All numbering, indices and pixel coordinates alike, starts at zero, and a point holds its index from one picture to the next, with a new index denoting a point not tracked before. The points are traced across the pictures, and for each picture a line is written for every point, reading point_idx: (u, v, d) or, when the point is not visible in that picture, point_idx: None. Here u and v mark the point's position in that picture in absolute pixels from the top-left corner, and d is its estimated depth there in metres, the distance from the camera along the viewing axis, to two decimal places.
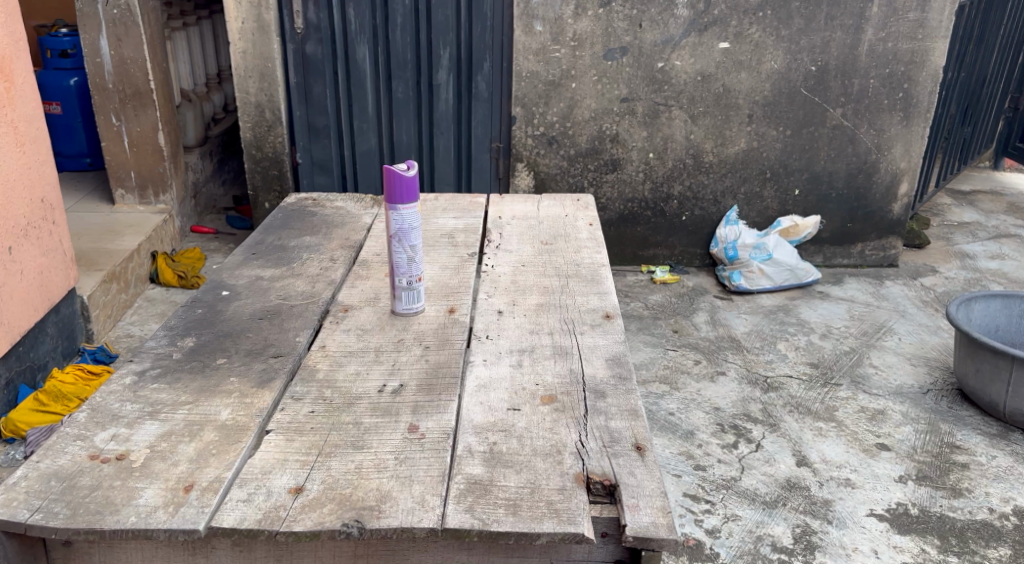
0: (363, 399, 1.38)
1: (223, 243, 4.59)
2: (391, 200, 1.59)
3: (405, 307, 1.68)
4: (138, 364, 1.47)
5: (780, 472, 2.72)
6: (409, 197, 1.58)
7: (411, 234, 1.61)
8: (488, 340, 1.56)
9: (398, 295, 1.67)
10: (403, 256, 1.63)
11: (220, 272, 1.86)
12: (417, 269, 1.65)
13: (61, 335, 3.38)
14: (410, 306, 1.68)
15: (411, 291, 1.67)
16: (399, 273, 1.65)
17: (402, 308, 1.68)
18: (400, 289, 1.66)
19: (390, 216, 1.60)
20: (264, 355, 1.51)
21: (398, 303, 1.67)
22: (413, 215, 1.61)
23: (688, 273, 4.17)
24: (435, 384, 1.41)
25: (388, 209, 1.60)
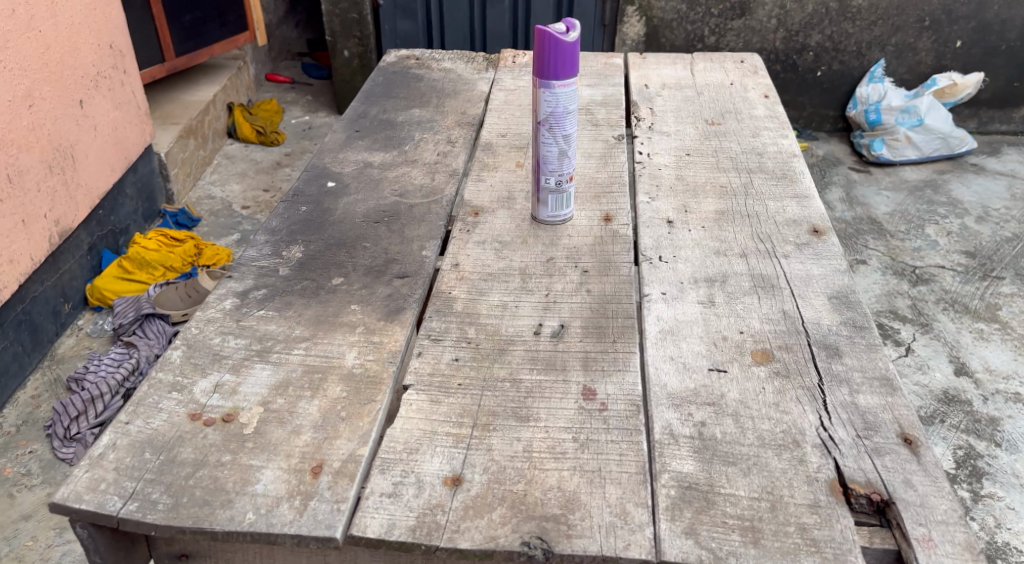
0: (517, 345, 1.10)
1: (301, 94, 4.27)
2: (543, 75, 1.23)
3: (547, 213, 1.35)
4: (237, 283, 1.20)
5: (933, 378, 2.38)
6: (568, 70, 1.22)
7: (566, 120, 1.26)
8: (663, 264, 1.26)
9: (539, 195, 1.34)
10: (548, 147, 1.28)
11: (321, 157, 1.55)
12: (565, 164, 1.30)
13: (141, 196, 3.18)
14: (553, 212, 1.35)
15: (557, 194, 1.33)
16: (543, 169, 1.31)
17: (544, 214, 1.35)
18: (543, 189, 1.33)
19: (541, 95, 1.24)
20: (387, 275, 1.23)
21: (540, 207, 1.35)
22: (570, 95, 1.25)
23: (818, 138, 3.68)
24: (607, 327, 1.12)
25: (538, 86, 1.24)
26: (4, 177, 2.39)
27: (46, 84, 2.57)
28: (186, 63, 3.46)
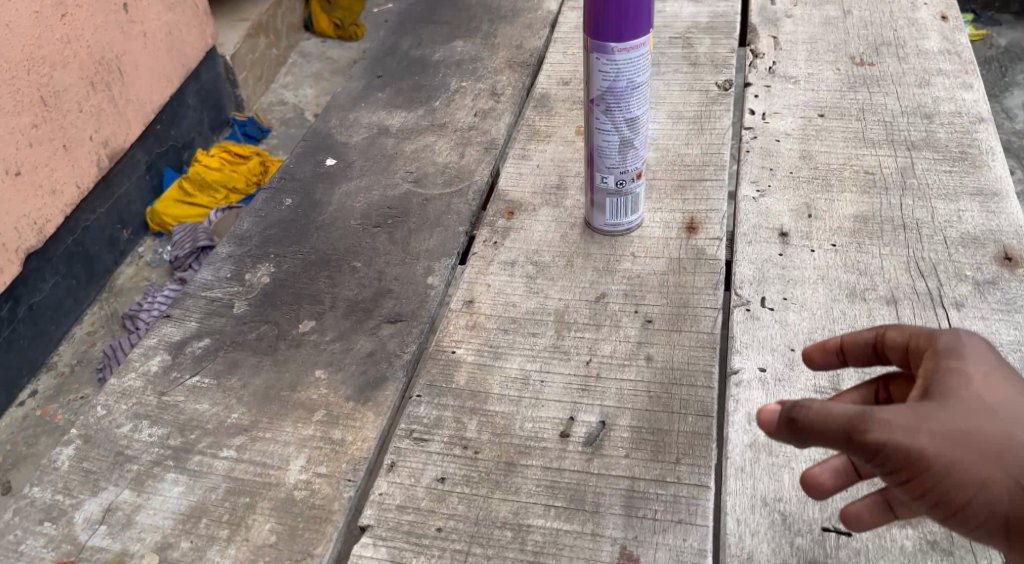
0: (532, 458, 0.75)
1: None
2: (598, 35, 0.82)
3: (601, 221, 0.97)
4: (176, 328, 0.90)
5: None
6: (637, 26, 0.82)
7: (632, 97, 0.86)
8: (769, 318, 0.86)
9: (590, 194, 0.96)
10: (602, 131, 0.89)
11: (326, 120, 1.22)
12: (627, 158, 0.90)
13: (206, 105, 2.87)
14: (610, 219, 0.97)
15: (617, 197, 0.94)
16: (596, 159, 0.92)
17: (598, 221, 0.97)
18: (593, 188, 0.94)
19: (595, 64, 0.84)
20: (374, 318, 0.90)
21: (593, 212, 0.97)
22: (638, 62, 0.85)
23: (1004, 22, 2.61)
24: (668, 436, 0.75)
25: (591, 50, 0.84)
26: (38, 98, 1.94)
27: None
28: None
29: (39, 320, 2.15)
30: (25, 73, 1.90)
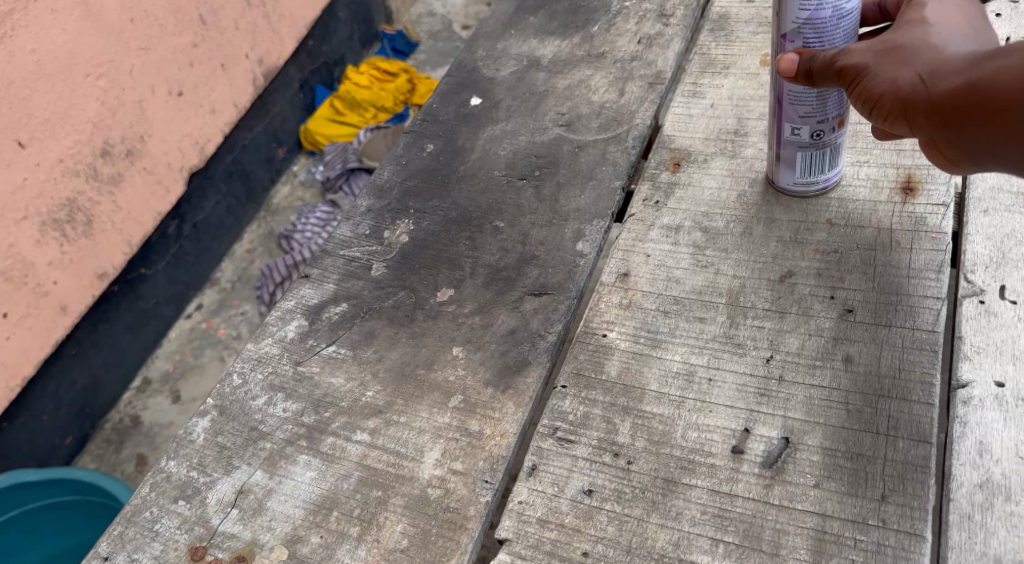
0: (699, 477, 0.65)
1: None
2: None
3: (782, 176, 0.82)
4: (313, 291, 0.84)
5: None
6: None
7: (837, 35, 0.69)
8: (1009, 321, 0.70)
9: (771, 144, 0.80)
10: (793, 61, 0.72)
11: (473, 52, 1.11)
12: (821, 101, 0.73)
13: (357, 18, 2.82)
14: (793, 176, 0.81)
15: (805, 152, 0.78)
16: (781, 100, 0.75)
17: (779, 177, 0.82)
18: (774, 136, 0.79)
19: None
20: (519, 287, 0.81)
21: (773, 166, 0.82)
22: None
23: None
24: (873, 465, 0.63)
25: None
26: (196, 16, 1.68)
27: None
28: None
29: (202, 239, 2.09)
30: None
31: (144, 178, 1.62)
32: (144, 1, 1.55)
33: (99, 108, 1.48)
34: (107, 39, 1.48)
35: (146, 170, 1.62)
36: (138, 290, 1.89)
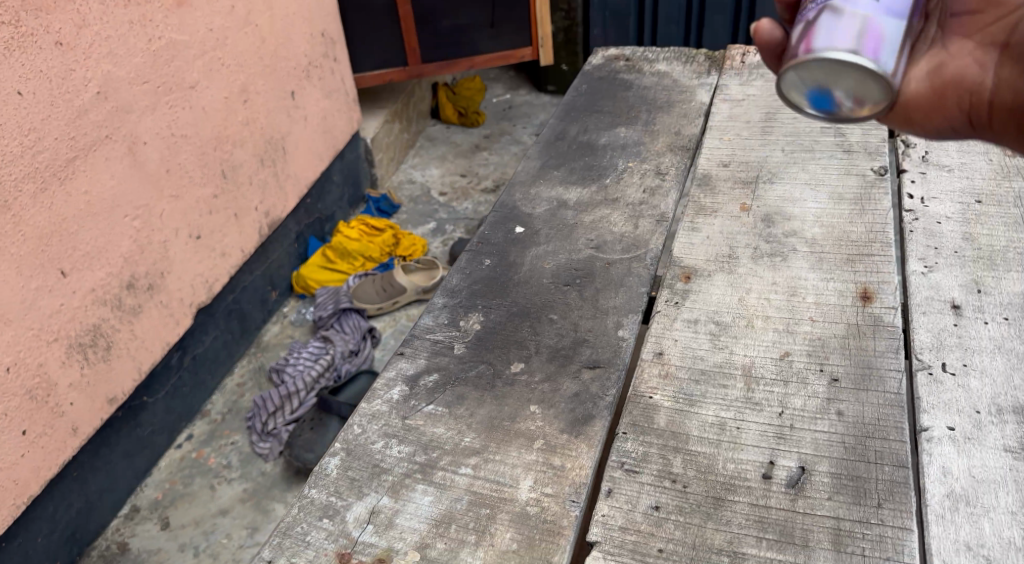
0: (738, 496, 0.84)
1: (505, 68, 4.12)
2: None
3: (820, 38, 0.70)
4: (409, 364, 1.03)
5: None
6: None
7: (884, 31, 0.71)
8: (950, 384, 0.93)
9: (797, 31, 0.73)
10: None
11: (512, 193, 1.36)
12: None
13: (347, 182, 3.10)
14: (835, 38, 0.69)
15: (851, 14, 0.70)
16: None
17: (811, 38, 0.70)
18: (806, 12, 0.73)
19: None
20: (576, 363, 1.02)
21: (803, 36, 0.71)
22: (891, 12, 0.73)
23: None
24: (869, 482, 0.84)
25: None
26: (218, 172, 2.21)
27: (259, 77, 2.38)
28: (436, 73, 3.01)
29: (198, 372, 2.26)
30: (211, 148, 2.18)
31: (160, 308, 2.01)
32: (177, 158, 2.04)
33: (131, 244, 1.88)
34: (143, 189, 1.91)
35: (162, 302, 2.02)
36: (138, 417, 2.02)
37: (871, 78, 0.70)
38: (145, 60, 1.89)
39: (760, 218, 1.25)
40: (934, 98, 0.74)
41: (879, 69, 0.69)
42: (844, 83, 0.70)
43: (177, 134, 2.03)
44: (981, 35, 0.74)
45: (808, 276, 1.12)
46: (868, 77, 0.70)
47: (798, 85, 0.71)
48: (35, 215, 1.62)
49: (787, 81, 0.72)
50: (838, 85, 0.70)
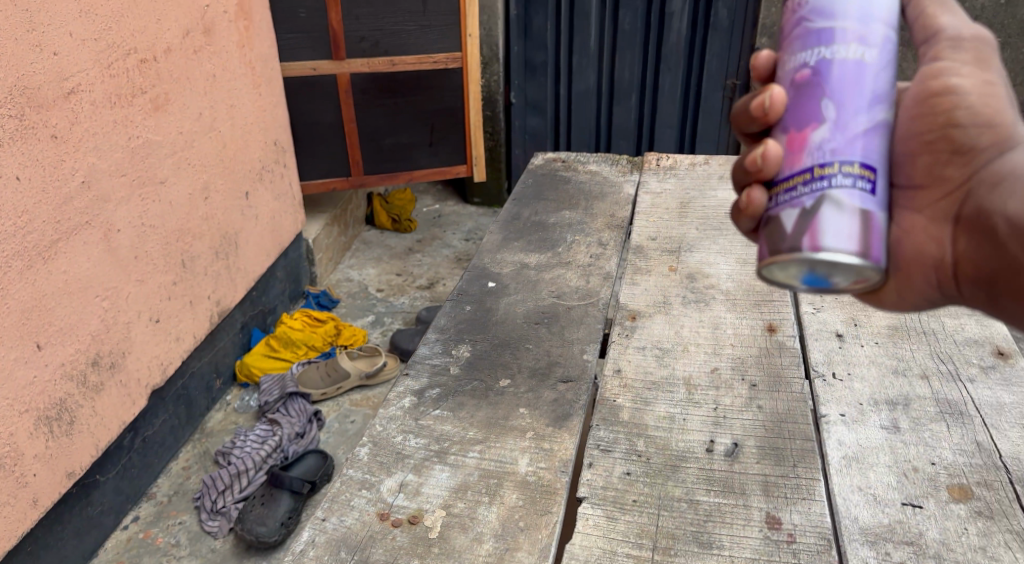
0: (689, 463, 1.07)
1: (434, 182, 4.49)
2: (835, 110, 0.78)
3: (825, 237, 0.74)
4: (414, 381, 1.25)
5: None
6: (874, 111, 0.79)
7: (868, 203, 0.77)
8: (840, 382, 1.19)
9: (791, 220, 0.76)
10: (798, 126, 0.79)
11: (482, 258, 1.67)
12: (847, 151, 0.76)
13: (289, 278, 3.27)
14: (838, 238, 0.74)
15: (846, 203, 0.75)
16: (794, 166, 0.78)
17: (816, 235, 0.75)
18: (799, 198, 0.77)
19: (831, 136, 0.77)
20: (551, 379, 1.27)
21: (808, 230, 0.75)
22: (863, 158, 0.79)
23: None
24: (785, 450, 1.07)
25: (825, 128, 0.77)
26: (179, 262, 2.36)
27: (220, 177, 2.57)
28: (377, 184, 3.30)
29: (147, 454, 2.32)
30: (174, 239, 2.34)
31: (119, 387, 2.10)
32: (146, 247, 2.19)
33: (99, 323, 2.00)
34: (113, 272, 2.05)
35: (121, 382, 2.10)
36: (89, 496, 2.08)
37: (869, 277, 0.76)
38: (124, 156, 2.07)
39: (685, 275, 1.56)
40: (900, 274, 0.83)
41: (878, 266, 0.75)
42: (841, 277, 0.75)
43: (146, 224, 2.18)
44: (933, 208, 0.82)
45: (727, 315, 1.41)
46: (868, 274, 0.75)
47: (796, 273, 0.76)
48: (21, 292, 1.74)
49: (786, 268, 0.76)
50: (840, 275, 0.76)
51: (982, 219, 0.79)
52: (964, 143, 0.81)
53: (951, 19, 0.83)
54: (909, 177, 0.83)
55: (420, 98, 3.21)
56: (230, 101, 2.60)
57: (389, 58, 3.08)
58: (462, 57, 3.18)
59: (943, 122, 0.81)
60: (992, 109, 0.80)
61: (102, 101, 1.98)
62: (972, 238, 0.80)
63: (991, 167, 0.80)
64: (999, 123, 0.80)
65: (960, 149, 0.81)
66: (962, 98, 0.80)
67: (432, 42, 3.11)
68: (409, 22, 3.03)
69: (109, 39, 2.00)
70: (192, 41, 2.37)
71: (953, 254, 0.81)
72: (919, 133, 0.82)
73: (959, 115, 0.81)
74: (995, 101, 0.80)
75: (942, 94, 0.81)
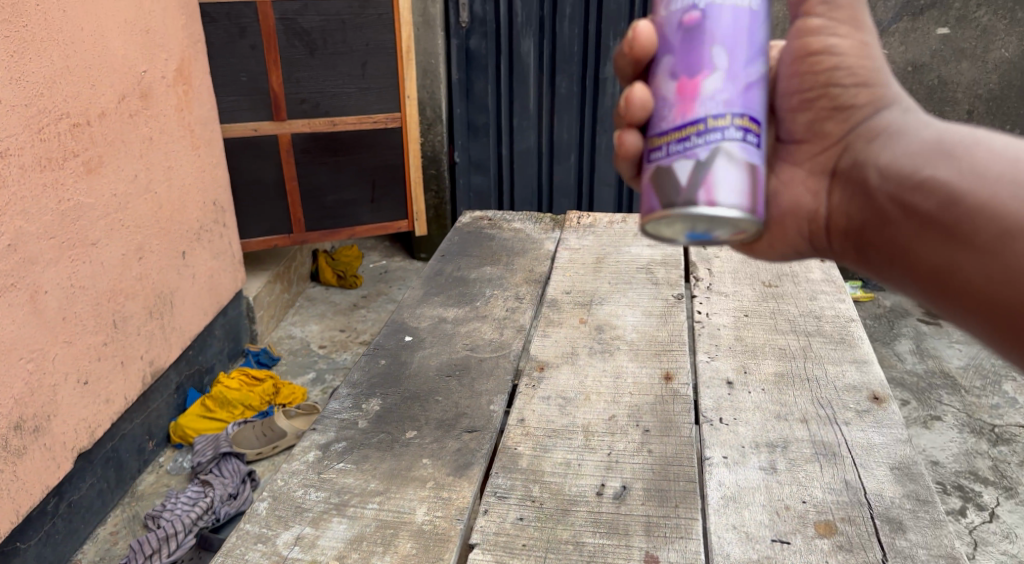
0: (580, 506, 1.13)
1: (379, 239, 4.54)
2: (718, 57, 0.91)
3: (718, 191, 0.87)
4: (320, 435, 1.29)
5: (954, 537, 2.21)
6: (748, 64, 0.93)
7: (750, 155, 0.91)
8: (724, 427, 1.27)
9: (687, 172, 0.89)
10: (690, 75, 0.91)
11: (401, 312, 1.69)
12: (732, 105, 0.90)
13: (227, 337, 3.24)
14: (727, 192, 0.88)
15: (736, 159, 0.89)
16: (687, 113, 0.90)
17: (711, 189, 0.87)
18: (694, 148, 0.89)
19: (718, 85, 0.90)
20: (456, 429, 1.30)
21: (704, 185, 0.88)
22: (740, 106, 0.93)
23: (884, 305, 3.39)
24: (668, 491, 1.14)
25: (712, 76, 0.91)
26: (110, 322, 2.35)
27: (156, 237, 2.59)
28: (319, 240, 3.34)
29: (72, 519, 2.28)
30: (106, 300, 2.34)
31: (43, 450, 2.07)
32: (74, 308, 2.19)
33: (23, 386, 1.99)
34: (39, 334, 2.05)
35: (44, 446, 2.08)
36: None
37: (748, 229, 0.90)
38: (54, 218, 2.09)
39: (594, 327, 1.63)
40: (782, 221, 0.99)
41: (759, 219, 0.90)
42: (726, 228, 0.89)
43: (76, 284, 2.19)
44: (812, 162, 0.98)
45: (629, 364, 1.48)
46: (749, 227, 0.90)
47: (689, 224, 0.89)
48: None
49: (681, 218, 0.88)
50: (725, 229, 0.90)
51: (853, 171, 0.94)
52: (842, 100, 0.96)
53: None
54: (797, 132, 1.00)
55: (362, 158, 3.28)
56: (168, 163, 2.63)
57: (331, 118, 3.15)
58: (401, 117, 3.25)
59: (822, 81, 0.96)
60: (865, 69, 0.95)
61: (31, 164, 2.01)
62: (839, 190, 0.95)
63: (859, 123, 0.94)
64: (869, 81, 0.95)
65: (836, 105, 0.96)
66: (838, 58, 0.94)
67: (373, 104, 3.19)
68: (350, 85, 3.12)
69: (41, 105, 2.04)
70: (128, 105, 2.41)
71: (825, 206, 0.97)
72: (803, 91, 0.98)
73: (837, 77, 0.95)
74: (867, 59, 0.95)
75: (820, 52, 0.95)
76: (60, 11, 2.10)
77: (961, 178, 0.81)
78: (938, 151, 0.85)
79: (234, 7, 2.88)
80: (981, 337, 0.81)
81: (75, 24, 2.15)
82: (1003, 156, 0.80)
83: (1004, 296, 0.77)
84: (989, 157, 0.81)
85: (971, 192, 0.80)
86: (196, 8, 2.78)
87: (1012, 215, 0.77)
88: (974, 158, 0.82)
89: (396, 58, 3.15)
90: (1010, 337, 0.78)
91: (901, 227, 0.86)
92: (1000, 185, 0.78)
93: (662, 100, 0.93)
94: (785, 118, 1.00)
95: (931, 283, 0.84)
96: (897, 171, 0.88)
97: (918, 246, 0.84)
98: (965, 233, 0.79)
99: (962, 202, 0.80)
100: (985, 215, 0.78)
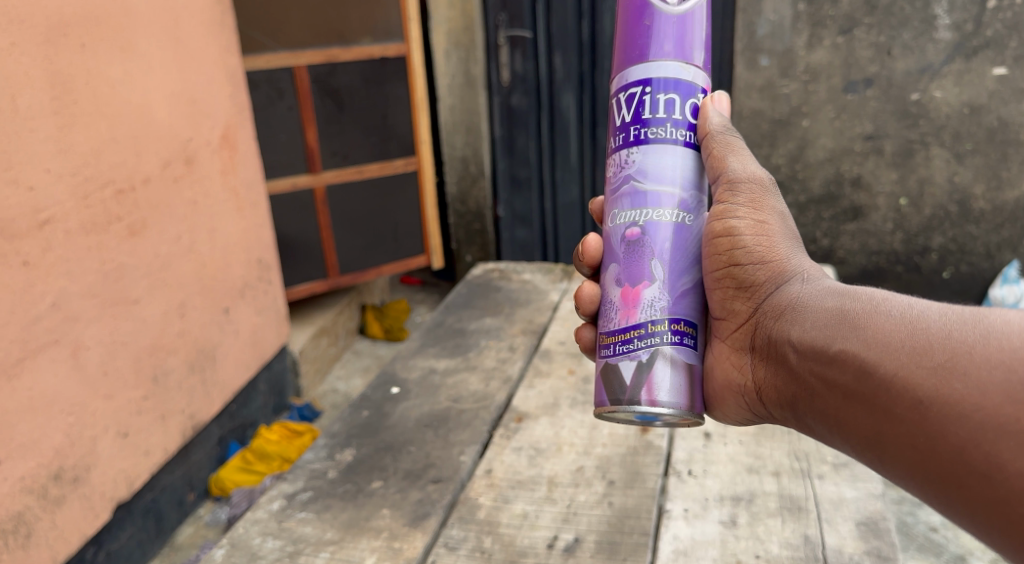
0: (527, 559, 1.11)
1: (427, 294, 4.60)
2: (656, 268, 1.03)
3: (658, 392, 1.01)
4: (290, 485, 1.31)
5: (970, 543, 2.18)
6: (687, 271, 1.05)
7: (693, 352, 1.04)
8: (691, 479, 1.25)
9: (631, 371, 1.03)
10: (631, 284, 1.04)
11: (394, 363, 1.70)
12: (669, 312, 1.03)
13: (273, 391, 3.24)
14: (668, 391, 1.01)
15: (673, 364, 1.02)
16: (631, 318, 1.04)
17: (651, 390, 1.01)
18: (636, 351, 1.03)
19: (651, 293, 1.03)
20: (423, 480, 1.30)
21: (646, 384, 1.02)
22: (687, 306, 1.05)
23: None
24: (620, 543, 1.12)
25: (646, 290, 1.03)
26: (150, 376, 2.41)
27: (198, 295, 2.65)
28: (351, 280, 3.56)
29: None
30: (147, 355, 2.41)
31: (81, 501, 2.13)
32: (116, 364, 2.26)
33: (63, 438, 2.06)
34: (79, 389, 2.12)
35: (84, 496, 2.14)
36: None
37: (691, 419, 1.04)
38: (97, 278, 2.19)
39: (581, 377, 1.59)
40: (722, 394, 1.07)
41: (698, 411, 1.04)
42: (667, 419, 1.03)
43: (116, 341, 2.27)
44: (735, 336, 1.06)
45: None
46: (691, 417, 1.04)
47: (635, 413, 1.03)
48: None
49: (632, 411, 1.02)
50: (672, 419, 1.05)
51: (768, 349, 1.00)
52: (747, 278, 1.04)
53: (734, 163, 1.05)
54: (716, 308, 1.09)
55: (389, 194, 3.58)
56: (212, 224, 2.73)
57: (357, 167, 3.44)
58: (416, 160, 3.59)
59: (728, 262, 1.05)
60: (763, 247, 1.04)
61: (75, 229, 2.12)
62: (758, 361, 1.02)
63: (762, 298, 1.02)
64: (768, 258, 1.04)
65: (739, 284, 1.04)
66: (738, 239, 1.04)
67: (393, 151, 3.53)
68: (372, 135, 3.46)
69: (87, 172, 2.15)
70: (172, 170, 2.51)
71: (752, 377, 1.03)
72: (715, 273, 1.07)
73: (740, 257, 1.04)
74: (765, 239, 1.05)
75: (723, 234, 1.05)
76: (109, 83, 2.22)
77: (863, 345, 0.85)
78: (839, 318, 0.90)
79: (273, 73, 3.10)
80: (928, 500, 0.80)
81: (122, 95, 2.27)
82: (899, 323, 0.83)
83: (933, 462, 0.78)
84: (885, 320, 0.85)
85: (871, 357, 0.84)
86: (239, 76, 2.91)
87: (917, 385, 0.79)
88: (873, 323, 0.86)
89: (410, 107, 3.51)
90: (951, 503, 0.77)
91: (828, 399, 0.89)
92: (900, 354, 0.81)
93: (613, 302, 1.06)
94: (705, 297, 1.09)
95: (868, 450, 0.85)
96: (811, 346, 0.92)
97: (848, 417, 0.86)
98: (880, 401, 0.82)
99: (867, 370, 0.84)
100: (896, 386, 0.80)
